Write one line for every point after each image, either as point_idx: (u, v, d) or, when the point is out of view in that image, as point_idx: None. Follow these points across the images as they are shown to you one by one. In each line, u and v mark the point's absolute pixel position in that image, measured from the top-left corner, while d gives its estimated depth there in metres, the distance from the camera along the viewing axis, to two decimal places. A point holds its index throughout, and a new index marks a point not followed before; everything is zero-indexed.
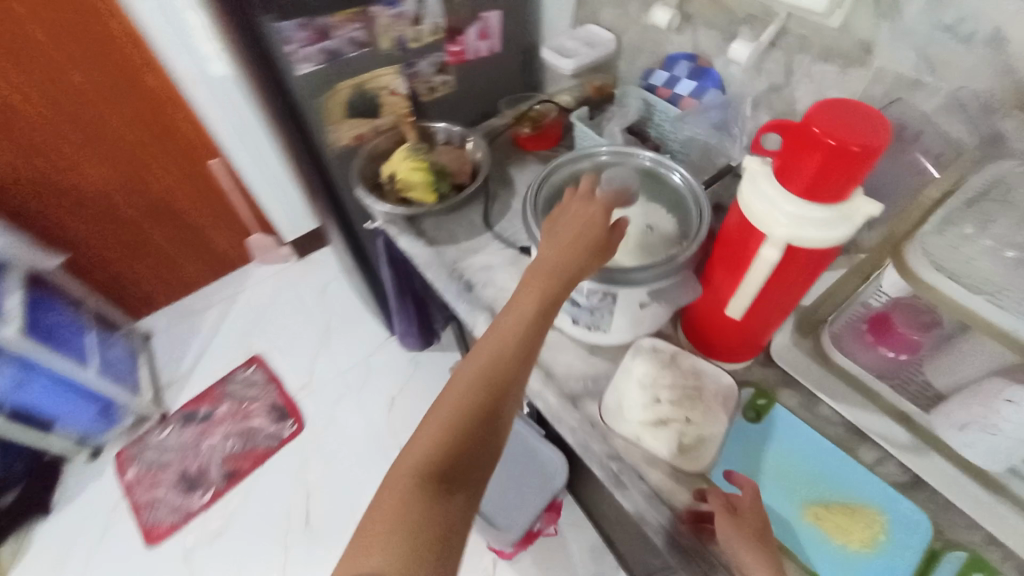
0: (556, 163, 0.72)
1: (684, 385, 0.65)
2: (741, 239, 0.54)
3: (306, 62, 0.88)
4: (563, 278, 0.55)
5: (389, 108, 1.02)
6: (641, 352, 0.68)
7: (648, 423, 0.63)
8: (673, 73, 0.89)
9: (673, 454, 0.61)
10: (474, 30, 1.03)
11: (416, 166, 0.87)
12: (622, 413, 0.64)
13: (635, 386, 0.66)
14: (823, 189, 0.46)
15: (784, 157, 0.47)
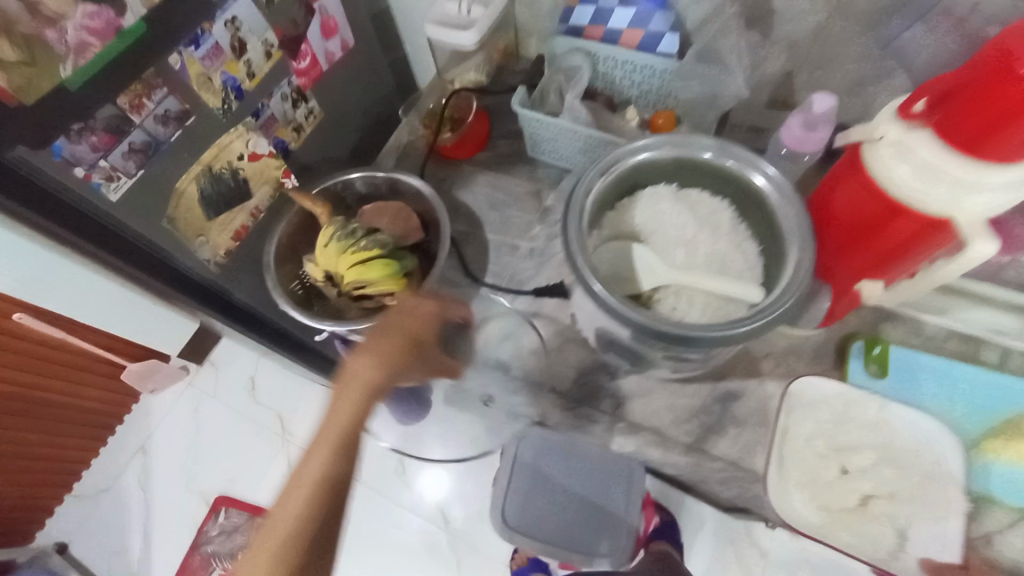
0: (585, 184, 0.53)
1: (878, 445, 0.56)
2: (881, 213, 0.43)
3: (113, 182, 0.55)
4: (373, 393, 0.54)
5: (256, 178, 0.72)
6: (811, 415, 0.58)
7: (841, 500, 0.55)
8: (599, 4, 0.69)
9: (886, 547, 0.54)
10: (314, 29, 0.74)
11: (364, 258, 0.62)
12: (810, 501, 0.55)
13: (816, 458, 0.56)
14: (1003, 146, 0.36)
15: (955, 109, 0.37)
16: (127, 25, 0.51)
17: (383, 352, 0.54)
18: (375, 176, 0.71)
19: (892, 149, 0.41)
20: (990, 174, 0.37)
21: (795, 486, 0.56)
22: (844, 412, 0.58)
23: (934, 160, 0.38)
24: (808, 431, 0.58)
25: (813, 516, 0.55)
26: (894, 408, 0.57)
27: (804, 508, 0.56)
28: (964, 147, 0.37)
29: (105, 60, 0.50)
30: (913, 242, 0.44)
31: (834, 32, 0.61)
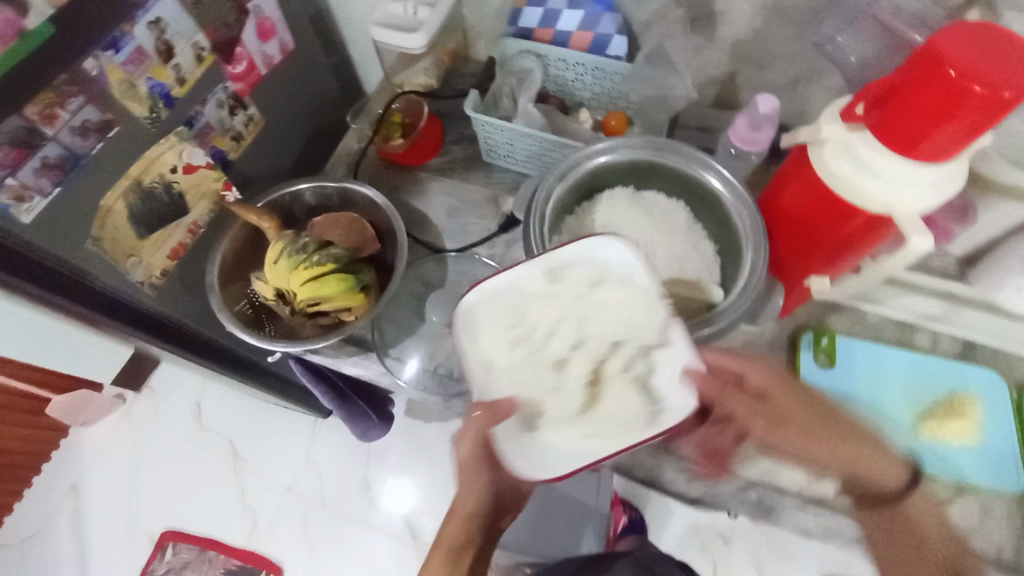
0: (542, 190, 0.53)
1: (564, 302, 0.50)
2: (839, 215, 0.45)
3: (25, 203, 0.50)
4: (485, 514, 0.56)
5: (193, 192, 0.67)
6: (489, 320, 0.49)
7: (597, 423, 0.45)
8: (548, 6, 0.70)
9: (636, 413, 0.45)
10: (250, 32, 0.69)
11: (317, 273, 0.58)
12: (567, 441, 0.45)
13: (530, 367, 0.48)
14: (931, 146, 0.38)
15: (890, 113, 0.38)
16: (32, 27, 0.46)
17: (472, 496, 0.54)
18: (325, 187, 0.68)
19: (834, 149, 0.43)
20: (923, 171, 0.39)
21: (549, 425, 0.46)
22: (515, 290, 0.50)
23: (872, 161, 0.40)
24: (492, 336, 0.49)
25: (575, 456, 0.45)
26: (580, 268, 0.49)
27: (562, 441, 0.45)
28: (898, 149, 0.39)
29: (8, 67, 0.45)
30: (861, 237, 0.46)
31: (771, 34, 0.62)
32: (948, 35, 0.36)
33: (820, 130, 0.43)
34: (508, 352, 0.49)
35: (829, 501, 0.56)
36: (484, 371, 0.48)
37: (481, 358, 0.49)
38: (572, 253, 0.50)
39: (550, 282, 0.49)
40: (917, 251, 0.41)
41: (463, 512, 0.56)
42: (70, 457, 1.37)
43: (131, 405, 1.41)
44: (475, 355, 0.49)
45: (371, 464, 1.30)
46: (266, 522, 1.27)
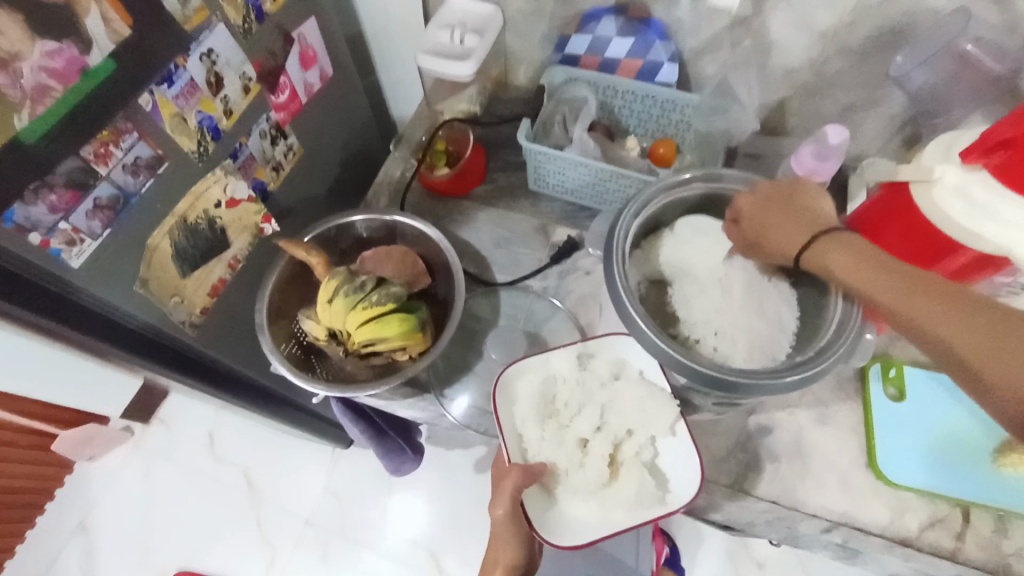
0: (619, 220, 0.52)
1: (588, 386, 0.54)
2: (944, 254, 0.44)
3: (76, 246, 0.47)
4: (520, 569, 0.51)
5: (235, 226, 0.64)
6: (524, 400, 0.53)
7: (613, 505, 0.50)
8: (597, 34, 0.69)
9: (650, 497, 0.49)
10: (292, 61, 0.68)
11: (377, 314, 0.56)
12: (586, 515, 0.50)
13: (555, 445, 0.52)
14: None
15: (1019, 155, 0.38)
16: (94, 64, 0.44)
17: (508, 543, 0.50)
18: (373, 218, 0.65)
19: (946, 191, 0.42)
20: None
21: (570, 500, 0.51)
22: (549, 371, 0.54)
23: (991, 203, 0.40)
24: (524, 415, 0.52)
25: (592, 529, 0.49)
26: (604, 359, 0.54)
27: (583, 511, 0.51)
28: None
29: (67, 105, 0.43)
30: (963, 274, 0.45)
31: (831, 62, 0.62)
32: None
33: (931, 171, 0.43)
34: (539, 427, 0.52)
35: (916, 541, 0.53)
36: (516, 443, 0.52)
37: (515, 433, 0.53)
38: (599, 344, 0.55)
39: (580, 370, 0.54)
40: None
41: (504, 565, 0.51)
42: (75, 493, 1.31)
43: (140, 438, 1.35)
44: (513, 425, 0.53)
45: (391, 494, 1.26)
46: (284, 557, 1.22)
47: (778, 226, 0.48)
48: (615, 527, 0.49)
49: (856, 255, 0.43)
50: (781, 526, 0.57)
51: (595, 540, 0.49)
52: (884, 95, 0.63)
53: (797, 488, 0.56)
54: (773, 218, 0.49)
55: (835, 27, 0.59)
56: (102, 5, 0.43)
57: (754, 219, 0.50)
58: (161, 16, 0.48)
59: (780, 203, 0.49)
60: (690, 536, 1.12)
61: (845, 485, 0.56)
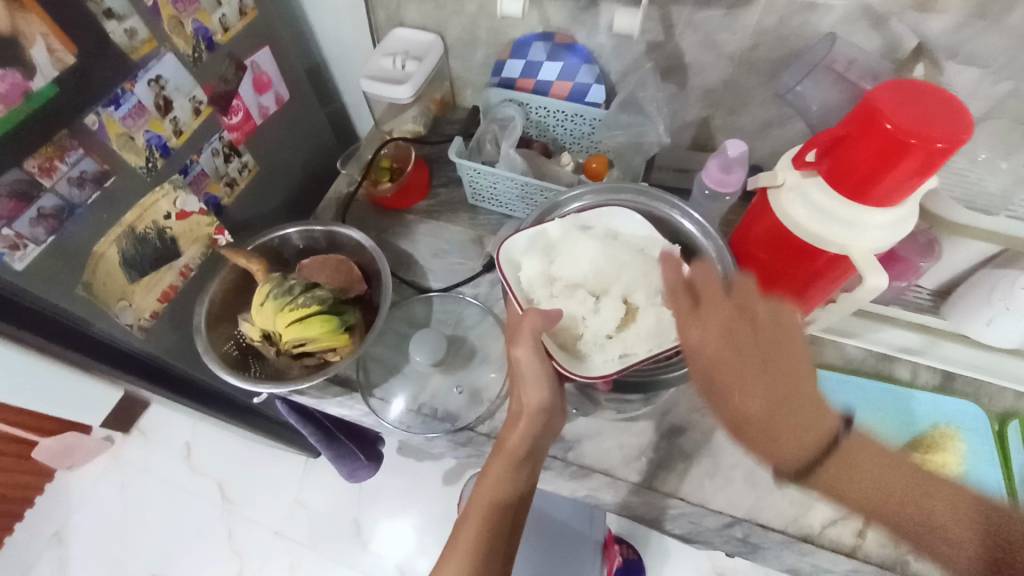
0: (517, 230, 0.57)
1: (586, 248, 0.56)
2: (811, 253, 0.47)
3: (19, 251, 0.51)
4: (530, 458, 0.52)
5: (185, 236, 0.68)
6: (532, 255, 0.55)
7: (634, 343, 0.52)
8: (529, 58, 0.73)
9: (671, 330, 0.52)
10: (246, 86, 0.73)
11: (301, 316, 0.60)
12: (605, 363, 0.51)
13: (566, 294, 0.55)
14: (882, 191, 0.41)
15: (838, 160, 0.42)
16: (37, 88, 0.49)
17: (538, 388, 0.50)
18: (312, 230, 0.70)
19: (790, 194, 0.47)
20: (866, 212, 0.43)
21: (593, 349, 0.53)
22: (543, 237, 0.57)
23: (827, 206, 0.44)
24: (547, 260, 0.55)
25: (610, 367, 0.51)
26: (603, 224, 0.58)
27: (603, 359, 0.52)
28: (850, 194, 0.43)
29: (10, 124, 0.48)
30: (825, 273, 0.49)
31: (739, 82, 0.66)
32: (878, 92, 0.40)
33: (777, 176, 0.48)
34: (546, 281, 0.55)
35: (816, 537, 0.54)
36: (524, 298, 0.54)
37: (526, 294, 0.54)
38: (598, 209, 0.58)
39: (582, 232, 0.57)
40: (875, 288, 0.45)
41: (507, 452, 0.52)
42: (54, 503, 1.34)
43: (119, 448, 1.39)
44: (521, 288, 0.54)
45: (361, 507, 1.27)
46: (252, 569, 1.23)
47: (735, 356, 0.45)
48: (637, 358, 0.50)
49: (770, 397, 0.43)
50: (688, 522, 0.59)
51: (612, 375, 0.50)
52: (791, 113, 0.67)
53: (705, 485, 0.57)
54: (732, 350, 0.45)
55: (739, 51, 0.63)
56: (48, 37, 0.49)
57: (705, 343, 0.46)
58: (106, 46, 0.54)
59: (742, 338, 0.45)
60: (656, 550, 1.12)
61: (752, 481, 0.57)
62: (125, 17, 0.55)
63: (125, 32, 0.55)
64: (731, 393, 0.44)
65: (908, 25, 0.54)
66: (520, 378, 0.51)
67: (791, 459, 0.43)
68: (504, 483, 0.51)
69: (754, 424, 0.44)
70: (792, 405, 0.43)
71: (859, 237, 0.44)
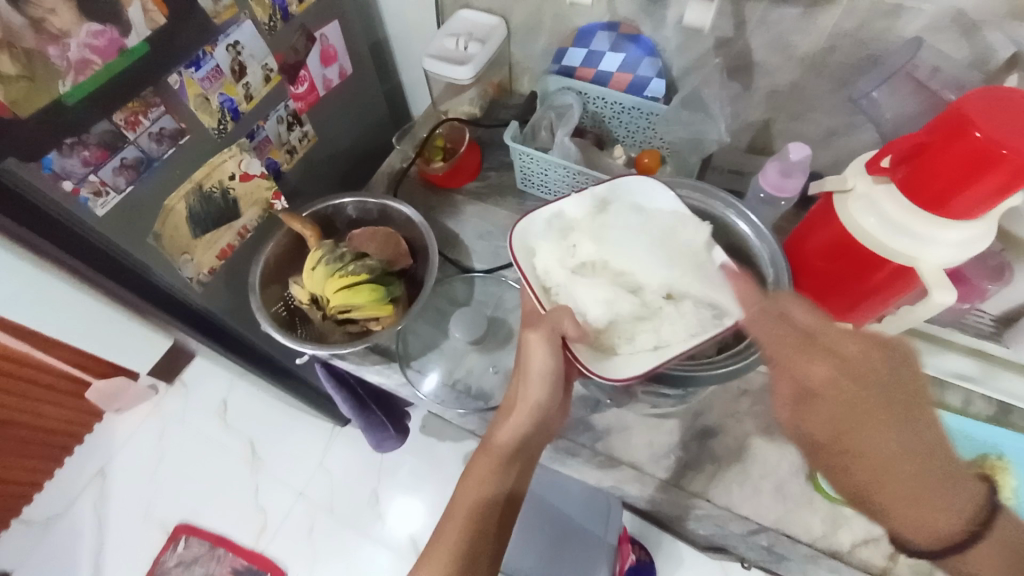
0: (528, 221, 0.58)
1: (605, 233, 0.57)
2: (873, 264, 0.46)
3: (101, 197, 0.55)
4: (520, 457, 0.53)
5: (246, 199, 0.71)
6: (548, 245, 0.57)
7: (669, 334, 0.52)
8: (591, 48, 0.73)
9: (706, 318, 0.52)
10: (313, 58, 0.75)
11: (351, 283, 0.62)
12: (638, 356, 0.51)
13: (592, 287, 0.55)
14: (959, 205, 0.40)
15: (916, 169, 0.41)
16: (130, 46, 0.52)
17: (539, 385, 0.52)
18: (366, 202, 0.72)
19: (859, 201, 0.45)
20: (940, 226, 0.41)
21: (621, 342, 0.53)
22: (561, 218, 0.59)
23: (896, 216, 0.43)
24: (563, 251, 0.57)
25: (644, 360, 0.51)
26: (623, 203, 0.59)
27: (634, 352, 0.52)
28: (924, 205, 0.41)
29: (104, 77, 0.51)
30: (885, 287, 0.47)
31: (808, 86, 0.64)
32: (972, 100, 0.38)
33: (847, 181, 0.46)
34: (569, 270, 0.56)
35: (845, 556, 0.53)
36: (545, 293, 0.55)
37: (542, 282, 0.56)
38: (611, 191, 0.59)
39: (598, 218, 0.58)
40: (938, 306, 0.43)
41: (495, 451, 0.53)
42: (101, 440, 1.43)
43: (163, 396, 1.47)
44: (538, 273, 0.56)
45: (381, 477, 1.31)
46: (275, 524, 1.29)
47: (861, 422, 0.45)
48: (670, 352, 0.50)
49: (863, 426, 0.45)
50: (711, 526, 0.58)
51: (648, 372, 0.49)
52: (861, 122, 0.64)
53: (733, 491, 0.57)
54: (865, 407, 0.45)
55: (813, 54, 0.61)
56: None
57: (813, 416, 0.47)
58: (193, 11, 0.56)
59: (871, 389, 0.45)
60: (668, 554, 1.11)
61: (781, 492, 0.56)
62: None
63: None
64: (852, 455, 0.45)
65: (1004, 36, 0.51)
66: (523, 375, 0.53)
67: (919, 525, 0.43)
68: (490, 482, 0.52)
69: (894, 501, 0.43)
70: (927, 473, 0.43)
71: (927, 253, 0.43)
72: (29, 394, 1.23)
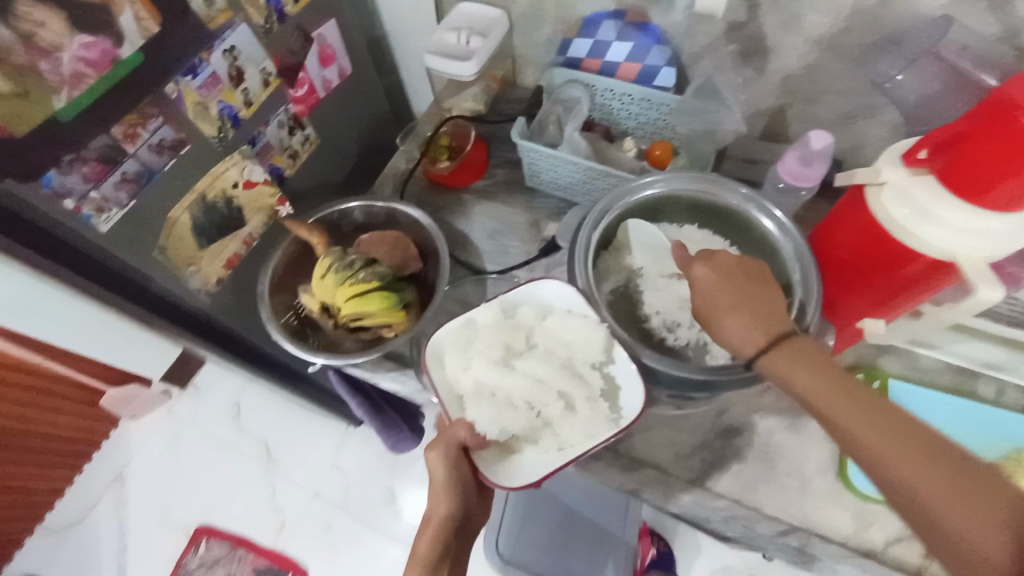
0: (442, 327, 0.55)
1: (505, 339, 0.54)
2: (912, 257, 0.44)
3: (104, 213, 0.54)
4: (447, 558, 0.49)
5: (250, 206, 0.70)
6: (455, 360, 0.54)
7: (569, 437, 0.51)
8: (597, 37, 0.70)
9: (603, 420, 0.51)
10: (312, 58, 0.73)
11: (362, 290, 0.61)
12: (541, 458, 0.51)
13: (496, 404, 0.51)
14: (1004, 195, 0.38)
15: (956, 158, 0.39)
16: (125, 56, 0.51)
17: (445, 490, 0.49)
18: (373, 206, 0.71)
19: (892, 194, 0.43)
20: (985, 218, 0.39)
21: (525, 444, 0.52)
22: (470, 326, 0.55)
23: (936, 209, 0.40)
24: (470, 360, 0.53)
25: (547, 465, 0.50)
26: (531, 306, 0.56)
27: (539, 457, 0.51)
28: (967, 195, 0.39)
29: (100, 89, 0.49)
30: (924, 281, 0.45)
31: (827, 68, 0.61)
32: (1016, 84, 0.36)
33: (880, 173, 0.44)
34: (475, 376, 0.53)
35: (878, 554, 0.52)
36: (455, 401, 0.53)
37: (453, 392, 0.54)
38: (521, 293, 0.56)
39: (504, 319, 0.55)
40: (985, 300, 0.42)
41: (418, 557, 0.48)
42: (116, 447, 1.44)
43: (174, 401, 1.47)
44: (447, 385, 0.54)
45: (397, 475, 1.31)
46: (294, 525, 1.30)
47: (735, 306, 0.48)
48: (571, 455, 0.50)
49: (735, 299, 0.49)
50: (738, 525, 0.57)
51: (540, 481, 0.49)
52: (882, 105, 0.62)
53: (760, 489, 0.55)
54: (743, 299, 0.49)
55: (833, 35, 0.58)
56: (135, 5, 0.50)
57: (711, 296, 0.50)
58: (186, 15, 0.54)
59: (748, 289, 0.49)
60: (685, 543, 1.11)
61: (809, 490, 0.55)
62: None
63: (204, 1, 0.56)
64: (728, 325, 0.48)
65: None
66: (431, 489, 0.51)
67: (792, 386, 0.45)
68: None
69: (827, 402, 0.43)
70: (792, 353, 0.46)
71: (973, 245, 0.40)
72: (42, 405, 1.24)
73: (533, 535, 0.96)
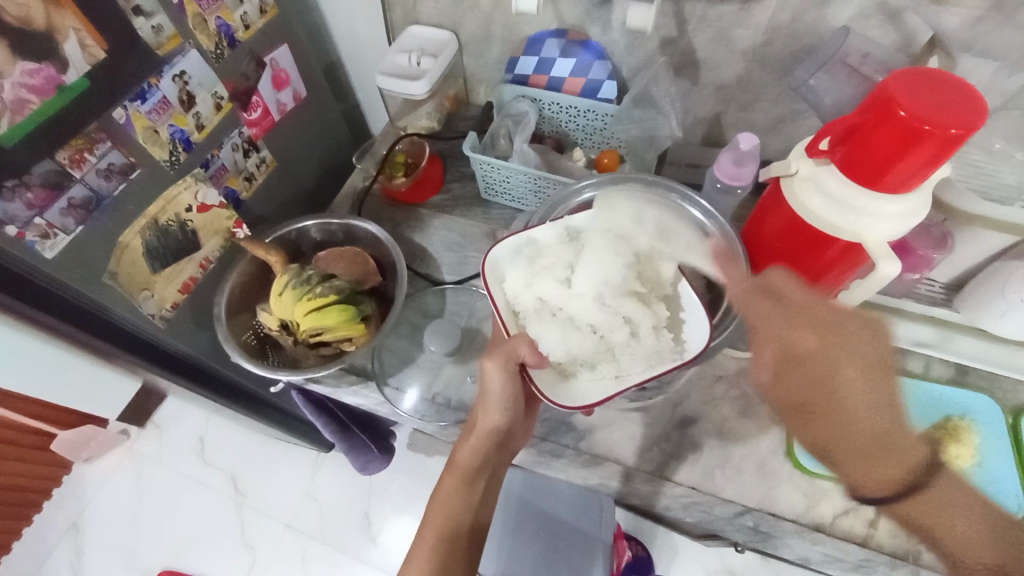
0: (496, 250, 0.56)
1: (576, 259, 0.54)
2: (830, 243, 0.48)
3: (50, 239, 0.53)
4: (484, 471, 0.54)
5: (206, 229, 0.70)
6: (514, 275, 0.55)
7: (628, 365, 0.52)
8: (543, 54, 0.74)
9: (668, 350, 0.52)
10: (265, 81, 0.75)
11: (320, 305, 0.62)
12: (598, 383, 0.52)
13: (565, 328, 0.53)
14: (893, 180, 0.42)
15: (853, 150, 0.43)
16: (69, 82, 0.51)
17: (499, 409, 0.52)
18: (329, 223, 0.72)
19: (805, 184, 0.48)
20: (883, 202, 0.44)
21: (581, 368, 0.53)
22: (532, 244, 0.56)
23: (844, 196, 0.45)
24: (533, 277, 0.54)
25: (605, 389, 0.51)
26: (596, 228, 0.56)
27: (595, 381, 0.53)
28: (865, 182, 0.44)
29: (44, 115, 0.50)
30: (840, 263, 0.50)
31: (752, 78, 0.66)
32: (895, 80, 0.40)
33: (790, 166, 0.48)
34: (534, 294, 0.54)
35: (828, 527, 0.55)
36: (512, 318, 0.55)
37: (511, 308, 0.55)
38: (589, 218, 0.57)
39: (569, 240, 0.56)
40: (885, 276, 0.46)
41: (461, 468, 0.54)
42: (72, 493, 1.37)
43: (134, 440, 1.41)
44: (506, 298, 0.55)
45: (372, 500, 1.28)
46: (265, 560, 1.25)
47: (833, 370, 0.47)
48: (632, 379, 0.51)
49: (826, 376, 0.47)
50: (698, 511, 0.59)
51: (596, 405, 0.51)
52: (805, 109, 0.67)
53: (716, 475, 0.58)
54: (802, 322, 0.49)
55: (754, 46, 0.63)
56: (80, 32, 0.51)
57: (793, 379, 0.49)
58: (133, 40, 0.55)
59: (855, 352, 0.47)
60: (665, 546, 1.12)
61: (762, 472, 0.58)
62: (152, 13, 0.56)
63: (152, 28, 0.57)
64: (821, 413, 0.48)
65: (924, 18, 0.54)
66: (483, 400, 0.53)
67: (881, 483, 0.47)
68: (458, 499, 0.53)
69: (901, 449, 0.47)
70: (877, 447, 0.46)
71: (874, 228, 0.45)
72: None
73: (521, 554, 0.93)
